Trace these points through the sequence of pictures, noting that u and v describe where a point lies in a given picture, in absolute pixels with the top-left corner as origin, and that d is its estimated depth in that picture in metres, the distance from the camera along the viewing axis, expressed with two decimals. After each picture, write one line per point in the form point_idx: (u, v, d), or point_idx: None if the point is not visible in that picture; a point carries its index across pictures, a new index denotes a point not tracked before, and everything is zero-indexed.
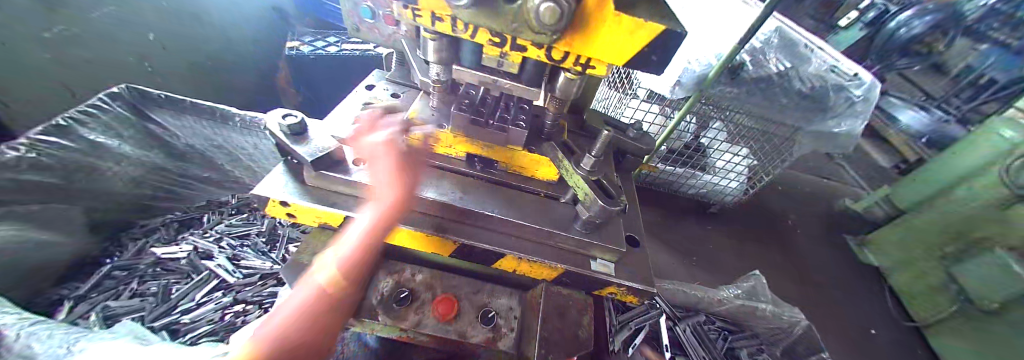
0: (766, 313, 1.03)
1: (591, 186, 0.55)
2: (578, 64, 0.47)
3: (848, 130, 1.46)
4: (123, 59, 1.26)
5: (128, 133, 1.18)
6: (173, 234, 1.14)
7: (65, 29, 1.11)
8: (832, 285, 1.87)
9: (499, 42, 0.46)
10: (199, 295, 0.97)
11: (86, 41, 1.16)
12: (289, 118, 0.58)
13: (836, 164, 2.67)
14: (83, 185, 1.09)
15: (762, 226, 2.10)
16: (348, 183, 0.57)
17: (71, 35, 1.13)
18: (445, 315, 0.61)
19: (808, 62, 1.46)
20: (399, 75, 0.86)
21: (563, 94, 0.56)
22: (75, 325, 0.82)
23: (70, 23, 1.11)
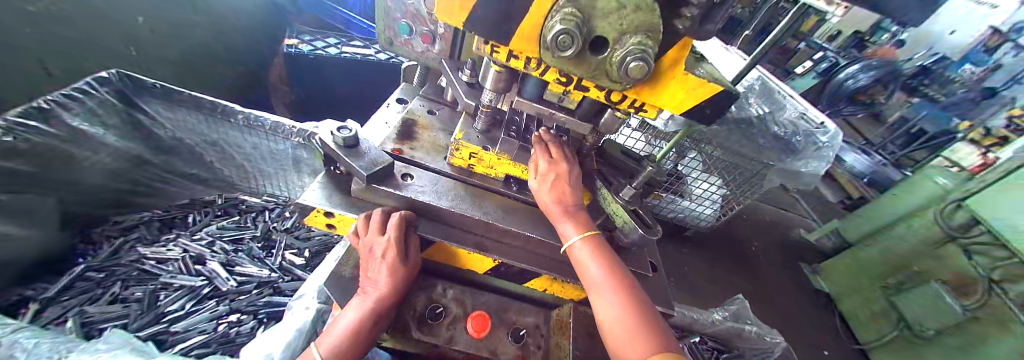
0: (751, 335, 1.12)
1: (630, 215, 0.59)
2: (633, 107, 0.51)
3: (813, 171, 1.62)
4: (113, 42, 1.17)
5: (114, 121, 1.07)
6: (157, 234, 1.06)
7: (52, 4, 1.01)
8: (792, 310, 2.04)
9: (565, 81, 0.50)
10: (189, 302, 0.90)
11: (75, 19, 1.07)
12: (343, 130, 0.59)
13: (794, 197, 2.95)
14: (58, 174, 0.99)
15: (733, 251, 2.27)
16: (398, 197, 0.59)
17: (58, 11, 1.03)
18: (479, 333, 0.62)
19: (784, 108, 1.69)
20: (431, 92, 0.88)
21: (607, 128, 0.60)
22: (50, 333, 0.74)
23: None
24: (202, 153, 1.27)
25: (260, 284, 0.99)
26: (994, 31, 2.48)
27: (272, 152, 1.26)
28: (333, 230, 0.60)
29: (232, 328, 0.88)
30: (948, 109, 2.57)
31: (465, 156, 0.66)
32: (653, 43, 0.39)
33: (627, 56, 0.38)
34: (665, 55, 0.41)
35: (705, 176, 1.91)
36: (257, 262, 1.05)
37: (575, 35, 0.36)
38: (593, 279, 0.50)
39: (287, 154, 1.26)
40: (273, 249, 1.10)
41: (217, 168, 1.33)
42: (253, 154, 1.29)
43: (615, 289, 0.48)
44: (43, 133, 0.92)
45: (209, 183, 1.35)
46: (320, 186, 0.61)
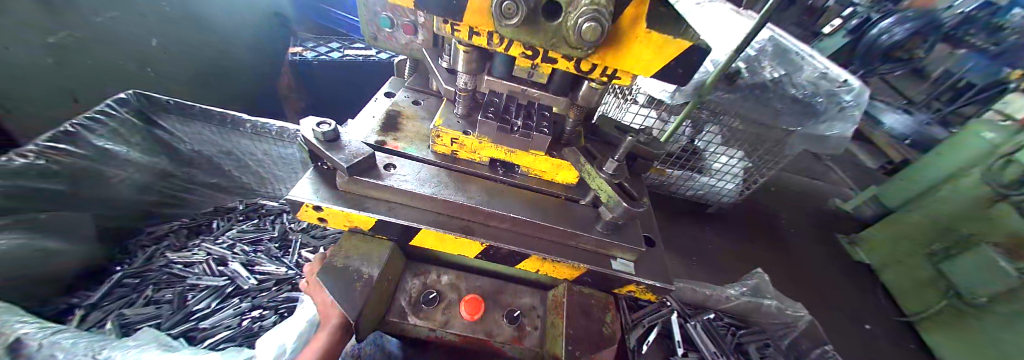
0: (771, 309, 1.08)
1: (614, 188, 0.58)
2: (604, 75, 0.49)
3: (840, 133, 1.50)
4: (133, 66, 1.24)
5: (137, 141, 1.16)
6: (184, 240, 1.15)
7: (69, 35, 1.04)
8: (828, 284, 1.93)
9: (531, 55, 0.49)
10: (214, 301, 0.97)
11: (92, 45, 1.10)
12: (323, 125, 0.60)
13: (825, 165, 2.76)
14: (93, 193, 1.07)
15: (761, 227, 2.16)
16: (382, 187, 0.60)
17: (75, 40, 1.05)
18: (472, 315, 0.63)
19: (800, 69, 1.56)
20: (417, 83, 0.88)
21: (585, 102, 0.57)
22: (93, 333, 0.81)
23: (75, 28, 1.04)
24: (220, 163, 1.36)
25: (278, 281, 1.04)
26: None
27: (281, 156, 1.33)
28: (325, 224, 0.62)
29: (255, 322, 0.94)
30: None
31: (447, 142, 0.66)
32: (608, 2, 0.36)
33: (580, 18, 0.36)
34: (624, 12, 0.39)
35: (724, 149, 1.82)
36: (275, 261, 1.11)
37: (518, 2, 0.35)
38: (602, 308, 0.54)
39: (295, 158, 1.33)
40: (288, 248, 1.16)
41: (235, 175, 1.41)
42: (264, 160, 1.36)
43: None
44: (73, 155, 1.00)
45: (230, 191, 1.43)
46: (309, 182, 0.62)
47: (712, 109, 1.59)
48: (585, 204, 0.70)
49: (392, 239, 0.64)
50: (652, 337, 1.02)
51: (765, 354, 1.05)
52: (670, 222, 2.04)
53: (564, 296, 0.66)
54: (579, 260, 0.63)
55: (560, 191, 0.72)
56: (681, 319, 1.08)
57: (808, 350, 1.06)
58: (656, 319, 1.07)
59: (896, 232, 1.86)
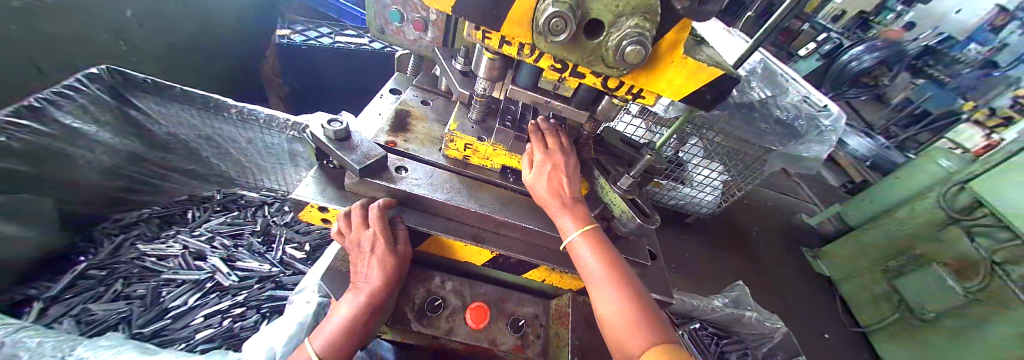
0: (751, 320, 1.13)
1: (629, 204, 0.58)
2: (630, 93, 0.50)
3: (816, 155, 1.62)
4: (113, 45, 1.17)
5: (95, 107, 1.02)
6: (160, 210, 1.27)
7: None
8: (791, 293, 2.05)
9: (560, 68, 0.48)
10: (192, 297, 0.91)
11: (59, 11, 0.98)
12: (334, 123, 0.58)
13: (795, 181, 2.92)
14: (55, 176, 0.98)
15: (732, 235, 2.28)
16: (393, 191, 0.58)
17: (47, 6, 0.96)
18: (478, 324, 0.62)
19: (786, 92, 1.64)
20: (424, 81, 0.86)
21: (604, 116, 0.58)
22: (26, 315, 0.79)
23: None
24: (199, 148, 1.27)
25: (263, 278, 0.99)
26: (1000, 10, 2.31)
27: (267, 146, 1.27)
28: (328, 224, 0.60)
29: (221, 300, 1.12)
30: (953, 90, 2.45)
31: (460, 148, 0.65)
32: (652, 25, 0.37)
33: (624, 41, 0.37)
34: (660, 39, 0.40)
35: (706, 162, 1.91)
36: (258, 257, 1.05)
37: (568, 20, 0.35)
38: (593, 274, 0.49)
39: (282, 148, 1.27)
40: (273, 243, 1.11)
41: (212, 163, 1.33)
42: (249, 149, 1.29)
43: (614, 282, 0.47)
44: (38, 131, 0.91)
45: (206, 178, 1.35)
46: (311, 181, 0.60)
47: (698, 123, 1.66)
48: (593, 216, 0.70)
49: None
50: None
51: None
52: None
53: (568, 306, 0.66)
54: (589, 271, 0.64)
55: None
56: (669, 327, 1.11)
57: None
58: None
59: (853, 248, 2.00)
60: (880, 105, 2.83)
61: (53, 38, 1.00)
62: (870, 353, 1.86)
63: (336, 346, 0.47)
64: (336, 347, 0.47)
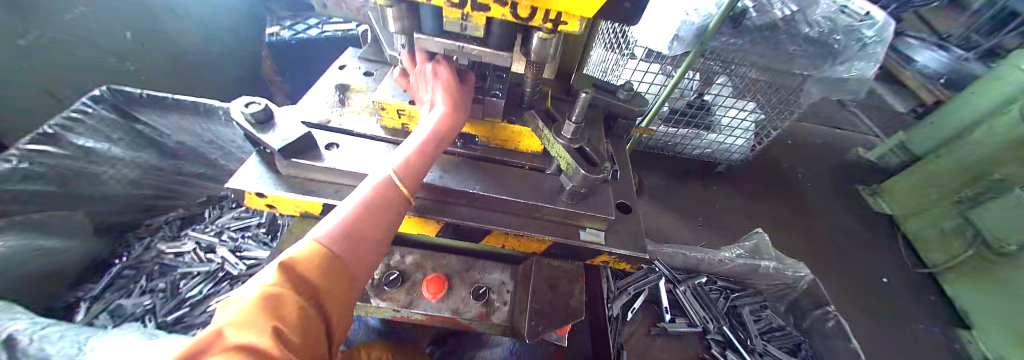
0: (769, 271, 1.02)
1: (573, 155, 0.52)
2: (548, 21, 0.42)
3: (860, 74, 1.36)
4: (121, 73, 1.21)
5: (123, 136, 1.16)
6: (185, 211, 1.38)
7: (42, 35, 1.00)
8: (837, 234, 1.83)
9: (458, 2, 0.41)
10: (207, 287, 0.99)
11: (70, 45, 1.06)
12: (253, 105, 0.55)
13: (848, 112, 2.46)
14: (175, 195, 1.34)
15: (768, 180, 2.04)
16: (324, 169, 0.56)
17: (50, 41, 1.02)
18: (434, 295, 0.61)
19: (816, 3, 1.32)
20: (372, 51, 0.81)
21: (539, 57, 0.50)
22: (73, 317, 0.90)
23: (43, 27, 0.99)
24: (206, 152, 1.34)
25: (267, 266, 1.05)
26: None
27: None
28: (275, 210, 0.59)
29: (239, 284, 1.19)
30: None
31: (393, 115, 0.61)
32: None
33: None
34: None
35: (733, 101, 1.70)
36: (263, 246, 1.12)
37: None
38: None
39: None
40: (277, 233, 1.17)
41: (221, 164, 1.40)
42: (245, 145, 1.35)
43: None
44: (130, 164, 1.18)
45: (218, 179, 1.42)
46: (252, 168, 0.59)
47: (723, 57, 1.48)
48: (551, 173, 0.64)
49: None
50: (637, 304, 1.02)
51: (759, 316, 1.06)
52: (715, 181, 2.00)
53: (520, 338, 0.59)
54: (585, 254, 0.62)
55: (524, 160, 0.66)
56: (670, 285, 1.07)
57: (808, 310, 1.02)
58: (642, 285, 1.06)
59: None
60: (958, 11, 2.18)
61: (36, 73, 1.05)
62: (938, 296, 1.62)
63: (355, 234, 0.37)
64: (348, 236, 0.36)
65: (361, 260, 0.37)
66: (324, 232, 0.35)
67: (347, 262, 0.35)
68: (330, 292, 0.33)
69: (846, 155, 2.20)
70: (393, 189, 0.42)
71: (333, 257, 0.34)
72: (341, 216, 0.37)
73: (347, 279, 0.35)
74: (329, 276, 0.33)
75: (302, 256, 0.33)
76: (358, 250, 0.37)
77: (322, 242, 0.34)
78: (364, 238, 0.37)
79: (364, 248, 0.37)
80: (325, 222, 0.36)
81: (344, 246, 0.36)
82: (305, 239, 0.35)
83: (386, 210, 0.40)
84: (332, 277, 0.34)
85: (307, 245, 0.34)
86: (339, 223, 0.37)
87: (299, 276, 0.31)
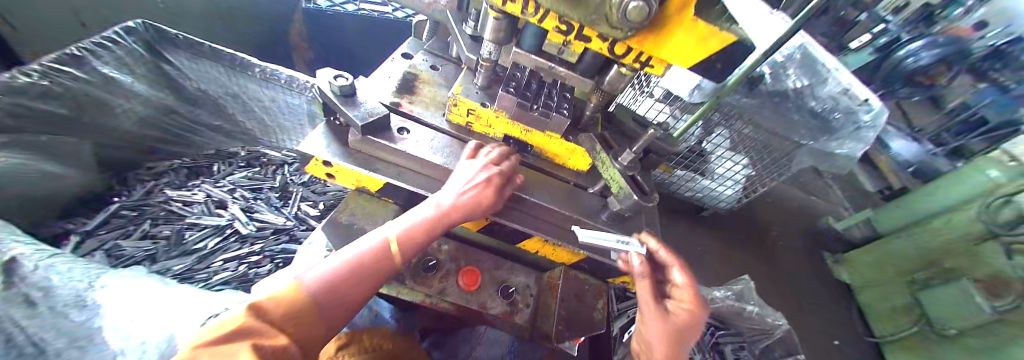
0: (752, 315, 1.11)
1: (627, 181, 0.58)
2: (637, 61, 0.47)
3: (849, 152, 1.41)
4: None
5: (143, 72, 1.11)
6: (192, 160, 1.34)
7: None
8: (804, 294, 1.96)
9: (565, 30, 0.46)
10: (213, 241, 0.99)
11: None
12: (340, 79, 0.60)
13: (825, 182, 2.63)
14: (185, 142, 1.31)
15: (750, 233, 2.17)
16: (393, 150, 0.59)
17: None
18: (469, 286, 0.64)
19: (824, 81, 1.51)
20: (436, 47, 0.86)
21: (610, 87, 0.56)
22: (64, 246, 0.89)
23: None
24: (225, 104, 1.29)
25: (277, 231, 1.06)
26: None
27: (288, 105, 1.27)
28: (333, 180, 0.62)
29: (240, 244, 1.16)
30: None
31: (463, 113, 0.65)
32: None
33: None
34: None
35: (730, 154, 1.77)
36: (274, 210, 1.12)
37: None
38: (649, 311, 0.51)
39: (303, 110, 1.28)
40: (288, 199, 1.17)
41: (237, 120, 1.35)
42: (271, 107, 1.29)
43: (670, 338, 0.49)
44: (146, 101, 1.14)
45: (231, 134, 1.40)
46: (318, 136, 0.61)
47: (726, 110, 1.58)
48: (593, 193, 0.70)
49: (397, 203, 0.65)
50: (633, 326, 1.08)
51: (739, 355, 1.15)
52: (701, 224, 2.12)
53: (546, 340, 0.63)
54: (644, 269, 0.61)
55: (569, 176, 0.72)
56: None
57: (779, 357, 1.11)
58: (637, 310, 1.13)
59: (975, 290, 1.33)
60: (934, 110, 2.37)
61: None
62: None
63: (349, 277, 0.42)
64: (342, 276, 0.41)
65: (339, 301, 0.40)
66: (311, 277, 0.39)
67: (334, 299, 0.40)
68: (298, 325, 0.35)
69: (820, 222, 2.35)
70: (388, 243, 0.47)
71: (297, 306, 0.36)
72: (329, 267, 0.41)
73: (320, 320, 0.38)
74: (358, 282, 0.43)
75: (357, 257, 0.44)
76: (340, 292, 0.41)
77: (306, 285, 0.38)
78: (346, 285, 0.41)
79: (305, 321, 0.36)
80: (317, 268, 0.41)
81: (326, 287, 0.39)
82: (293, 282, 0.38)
83: (382, 256, 0.46)
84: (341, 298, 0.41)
85: (292, 286, 0.38)
86: (328, 267, 0.41)
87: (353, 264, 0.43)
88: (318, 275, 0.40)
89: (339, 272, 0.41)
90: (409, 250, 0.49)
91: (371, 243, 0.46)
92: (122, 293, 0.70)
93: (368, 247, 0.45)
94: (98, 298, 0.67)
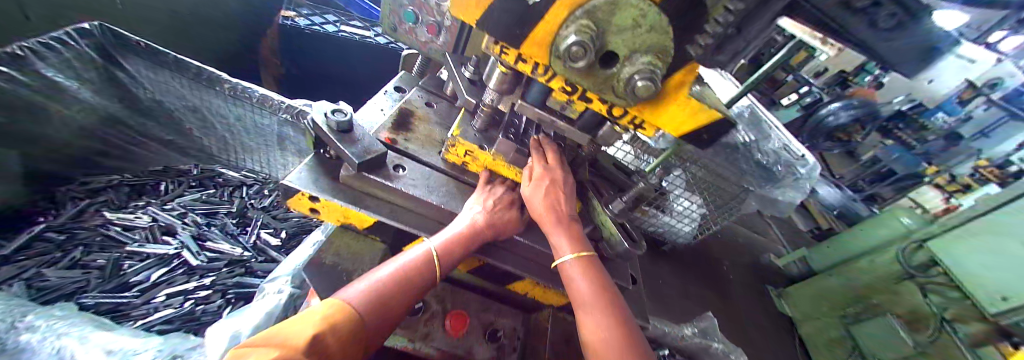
0: (718, 352, 1.16)
1: (618, 228, 0.61)
2: (632, 123, 0.51)
3: (788, 200, 1.71)
4: None
5: (90, 76, 0.98)
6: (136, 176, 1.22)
7: None
8: (753, 328, 2.08)
9: (570, 91, 0.49)
10: (157, 273, 0.89)
11: None
12: (337, 114, 0.58)
13: (766, 221, 2.92)
14: (131, 156, 1.17)
15: (708, 268, 2.32)
16: (388, 188, 0.58)
17: None
18: (456, 331, 0.62)
19: (768, 138, 1.72)
20: (429, 83, 0.88)
21: (603, 141, 0.60)
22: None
23: None
24: (183, 119, 1.18)
25: (233, 262, 0.96)
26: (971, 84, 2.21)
27: (255, 126, 1.19)
28: (317, 215, 0.58)
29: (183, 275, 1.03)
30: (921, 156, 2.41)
31: (460, 153, 0.66)
32: (663, 64, 0.39)
33: (635, 76, 0.39)
34: (673, 78, 0.42)
35: (688, 195, 1.88)
36: (231, 238, 1.02)
37: (587, 48, 0.36)
38: (582, 295, 0.51)
39: (272, 131, 1.20)
40: (248, 226, 1.08)
41: (198, 139, 1.26)
42: (237, 125, 1.20)
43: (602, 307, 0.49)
44: (90, 109, 1.02)
45: (186, 150, 1.27)
46: (304, 169, 0.58)
47: (685, 157, 1.68)
48: None
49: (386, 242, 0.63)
50: None
51: None
52: (662, 259, 2.22)
53: None
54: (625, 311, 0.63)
55: None
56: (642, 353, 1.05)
57: None
58: None
59: (897, 324, 1.49)
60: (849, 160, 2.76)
61: None
62: None
63: (388, 291, 0.46)
64: (383, 290, 0.46)
65: (379, 314, 0.44)
66: (353, 293, 0.44)
67: (372, 322, 0.43)
68: (341, 334, 0.39)
69: (765, 259, 2.56)
70: (426, 258, 0.52)
71: (343, 322, 0.40)
72: (370, 282, 0.46)
73: (360, 333, 0.41)
74: (397, 294, 0.47)
75: (398, 271, 0.49)
76: (379, 306, 0.45)
77: (348, 300, 0.43)
78: (386, 298, 0.45)
79: (347, 349, 0.39)
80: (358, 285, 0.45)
81: (368, 301, 0.44)
82: (338, 296, 0.43)
83: (419, 271, 0.50)
84: (378, 321, 0.44)
85: (338, 301, 0.42)
86: (368, 283, 0.46)
87: (385, 285, 0.46)
88: (360, 290, 0.44)
89: (379, 287, 0.46)
90: (445, 264, 0.53)
91: (410, 255, 0.52)
92: (53, 328, 0.63)
93: (406, 261, 0.50)
94: (20, 340, 0.59)
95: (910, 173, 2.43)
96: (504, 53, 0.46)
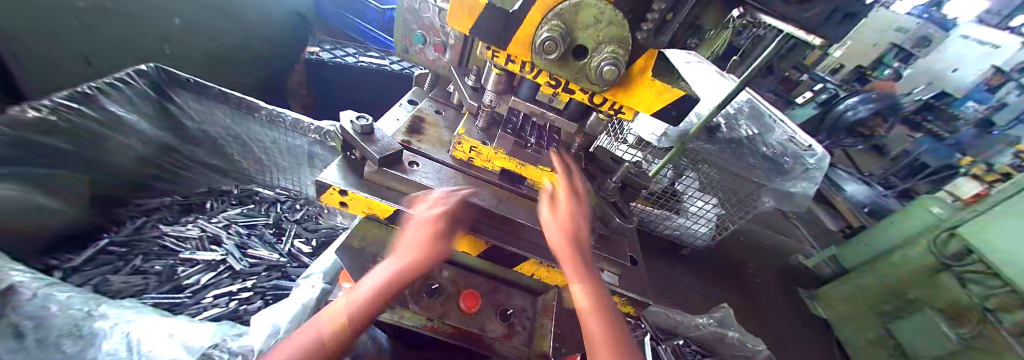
0: (734, 341, 1.17)
1: (609, 206, 0.68)
2: (612, 109, 0.59)
3: (802, 191, 1.64)
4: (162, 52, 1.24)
5: (147, 110, 1.15)
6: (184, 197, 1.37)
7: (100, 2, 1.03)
8: (784, 330, 1.99)
9: (554, 84, 0.57)
10: (205, 276, 1.00)
11: (116, 15, 1.07)
12: (361, 120, 0.69)
13: (789, 221, 2.85)
14: (180, 179, 1.32)
15: (729, 269, 2.27)
16: (404, 180, 0.67)
17: (104, 9, 1.04)
18: (468, 308, 0.68)
19: (771, 130, 1.77)
20: (439, 96, 0.98)
21: (591, 130, 0.68)
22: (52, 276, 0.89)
23: None
24: (225, 145, 1.34)
25: (270, 266, 1.07)
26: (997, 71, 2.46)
27: (288, 147, 1.33)
28: (345, 208, 0.67)
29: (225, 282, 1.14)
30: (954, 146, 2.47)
31: (466, 150, 0.74)
32: (625, 52, 0.47)
33: (602, 62, 0.47)
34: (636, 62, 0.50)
35: (701, 195, 1.90)
36: (268, 246, 1.14)
37: (558, 42, 0.45)
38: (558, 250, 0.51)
39: (302, 151, 1.34)
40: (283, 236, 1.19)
41: (236, 160, 1.40)
42: (271, 147, 1.35)
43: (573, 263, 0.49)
44: (147, 140, 1.17)
45: (226, 173, 1.42)
46: (334, 168, 0.68)
47: (693, 157, 1.75)
48: None
49: (404, 230, 0.71)
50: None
51: None
52: (680, 262, 2.20)
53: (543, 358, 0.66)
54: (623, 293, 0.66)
55: None
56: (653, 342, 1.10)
57: None
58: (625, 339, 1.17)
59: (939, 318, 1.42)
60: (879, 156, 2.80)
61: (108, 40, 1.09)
62: None
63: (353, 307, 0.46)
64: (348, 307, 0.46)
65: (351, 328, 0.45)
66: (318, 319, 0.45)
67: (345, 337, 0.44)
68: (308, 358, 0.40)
69: (790, 259, 2.48)
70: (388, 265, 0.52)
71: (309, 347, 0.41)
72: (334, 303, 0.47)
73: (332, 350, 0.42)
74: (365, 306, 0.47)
75: (361, 285, 0.49)
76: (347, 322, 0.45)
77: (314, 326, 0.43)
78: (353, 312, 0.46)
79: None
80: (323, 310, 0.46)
81: (333, 320, 0.44)
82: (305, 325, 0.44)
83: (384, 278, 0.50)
84: (352, 334, 0.45)
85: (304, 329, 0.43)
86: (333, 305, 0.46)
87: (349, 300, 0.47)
88: (325, 315, 0.45)
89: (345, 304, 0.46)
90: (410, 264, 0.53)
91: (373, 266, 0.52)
92: (120, 318, 0.70)
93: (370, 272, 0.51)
94: (94, 327, 0.66)
95: (946, 165, 2.45)
96: (496, 55, 0.55)
